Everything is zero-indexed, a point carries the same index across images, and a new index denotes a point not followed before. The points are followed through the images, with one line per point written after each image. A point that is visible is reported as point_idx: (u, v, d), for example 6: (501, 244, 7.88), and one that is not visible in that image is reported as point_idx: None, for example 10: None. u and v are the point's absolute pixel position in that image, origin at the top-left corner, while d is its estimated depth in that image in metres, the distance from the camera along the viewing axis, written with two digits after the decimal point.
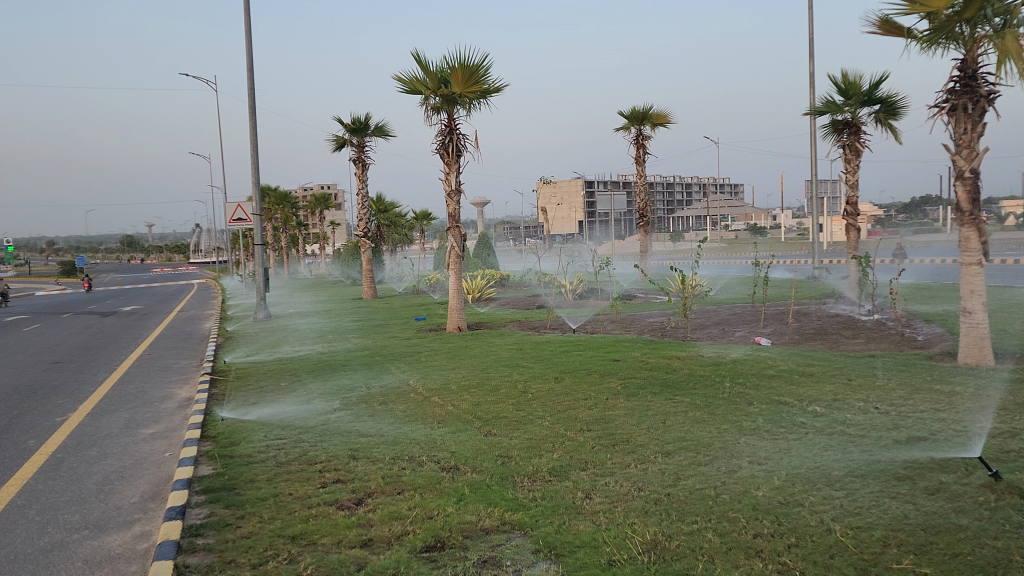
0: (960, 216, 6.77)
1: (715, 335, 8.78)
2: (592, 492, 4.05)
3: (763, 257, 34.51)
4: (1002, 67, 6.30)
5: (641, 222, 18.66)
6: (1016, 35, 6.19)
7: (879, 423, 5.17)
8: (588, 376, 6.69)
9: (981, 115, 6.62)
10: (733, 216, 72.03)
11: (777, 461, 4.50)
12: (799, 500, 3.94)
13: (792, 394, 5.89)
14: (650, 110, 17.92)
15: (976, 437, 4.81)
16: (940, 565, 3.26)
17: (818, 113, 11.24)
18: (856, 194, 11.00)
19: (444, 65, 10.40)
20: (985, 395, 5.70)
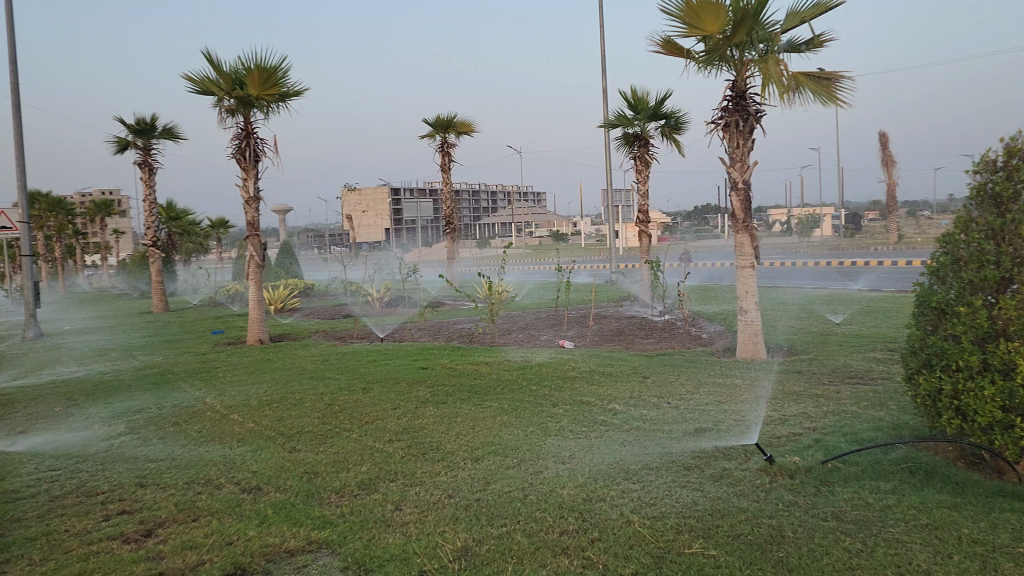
0: (735, 223, 7.41)
1: (521, 339, 9.02)
2: (402, 503, 4.00)
3: (565, 263, 35.95)
4: (766, 90, 6.98)
5: (448, 229, 18.80)
6: (777, 60, 6.89)
7: (670, 417, 5.53)
8: (397, 386, 6.63)
9: (750, 132, 7.28)
10: (536, 224, 74.55)
11: (580, 459, 4.68)
12: (601, 495, 4.12)
13: (593, 394, 6.16)
14: (454, 119, 18.09)
15: (753, 425, 5.28)
16: (724, 546, 3.53)
17: (611, 126, 11.87)
18: (647, 203, 11.73)
19: (238, 66, 9.92)
20: (759, 386, 6.28)
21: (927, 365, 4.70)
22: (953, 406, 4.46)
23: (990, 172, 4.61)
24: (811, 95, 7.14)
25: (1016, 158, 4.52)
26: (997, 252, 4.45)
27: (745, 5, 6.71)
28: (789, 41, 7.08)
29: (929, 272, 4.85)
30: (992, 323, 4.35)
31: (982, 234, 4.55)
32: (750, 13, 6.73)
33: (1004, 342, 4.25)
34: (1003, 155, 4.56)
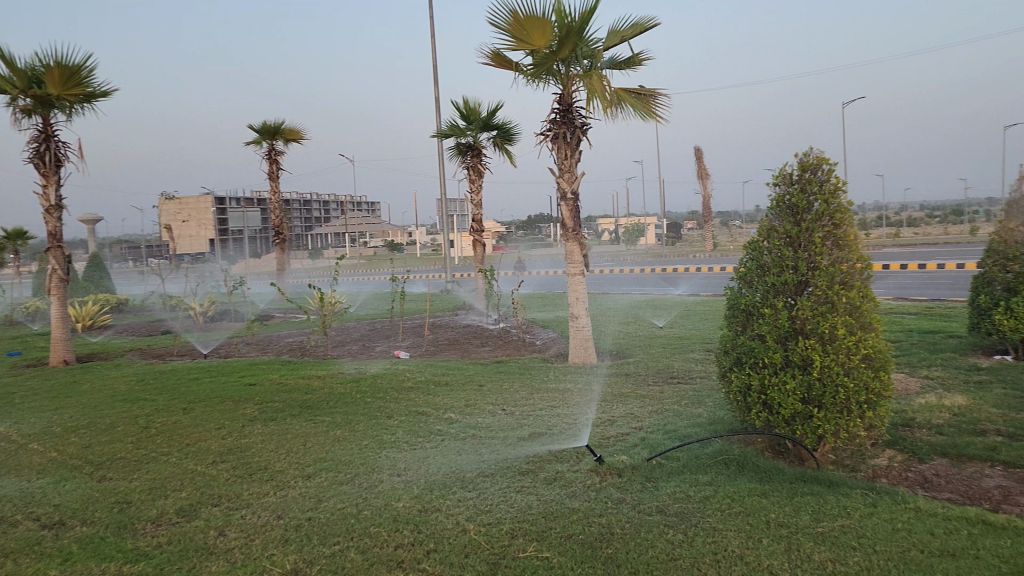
0: (565, 232, 7.65)
1: (355, 351, 8.84)
2: (227, 528, 3.79)
3: (399, 273, 35.71)
4: (590, 104, 7.27)
5: (277, 239, 18.14)
6: (600, 76, 7.19)
7: (505, 423, 5.61)
8: (222, 404, 6.29)
9: (577, 143, 7.55)
10: (371, 234, 73.56)
11: (415, 471, 4.64)
12: (436, 506, 4.10)
13: (428, 405, 6.12)
14: (282, 125, 17.49)
15: (584, 428, 5.45)
16: (557, 547, 3.61)
17: (443, 136, 11.91)
18: (481, 213, 11.86)
19: (35, 62, 9.08)
20: (590, 390, 6.50)
21: (738, 364, 5.05)
22: (761, 400, 4.85)
23: (788, 185, 5.04)
24: (631, 110, 7.50)
25: (809, 172, 4.98)
26: (794, 258, 4.87)
27: (569, 22, 6.96)
28: (611, 58, 7.41)
29: (738, 276, 5.18)
30: (792, 323, 4.76)
31: (782, 241, 4.96)
32: (574, 29, 6.98)
33: (802, 340, 4.68)
34: (797, 169, 5.01)
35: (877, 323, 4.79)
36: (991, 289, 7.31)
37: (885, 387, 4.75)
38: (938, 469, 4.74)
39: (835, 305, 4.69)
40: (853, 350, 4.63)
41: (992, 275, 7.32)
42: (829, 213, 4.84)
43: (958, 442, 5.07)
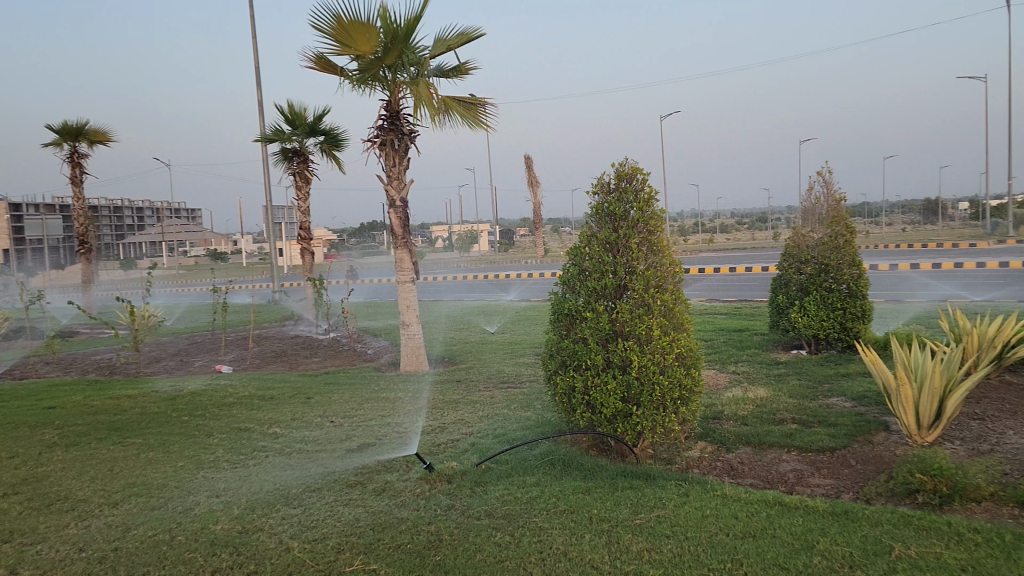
0: (394, 240, 7.60)
1: (172, 367, 8.33)
2: (19, 567, 3.45)
3: (221, 284, 33.99)
4: (417, 112, 7.27)
5: (83, 248, 16.76)
6: (427, 84, 7.22)
7: (333, 436, 5.48)
8: (17, 431, 5.72)
9: (405, 151, 7.53)
10: (193, 242, 69.69)
11: (236, 490, 4.43)
12: (258, 526, 3.94)
13: (252, 420, 5.88)
14: (86, 126, 16.18)
15: (413, 436, 5.43)
16: (384, 558, 3.57)
17: (267, 140, 11.50)
18: (308, 220, 11.55)
19: None
20: (421, 398, 6.48)
21: (563, 366, 5.20)
22: (584, 400, 5.02)
23: (606, 193, 5.26)
24: (459, 118, 7.58)
25: (625, 181, 5.23)
26: (614, 263, 5.09)
27: (395, 27, 6.93)
28: (438, 66, 7.45)
29: (562, 282, 5.33)
30: (613, 325, 4.98)
31: (602, 247, 5.16)
32: (400, 35, 6.97)
33: (621, 341, 4.91)
34: (614, 178, 5.25)
35: (688, 323, 5.13)
36: (788, 289, 8.00)
37: (696, 383, 5.09)
38: (743, 457, 5.13)
39: (651, 307, 4.96)
40: (667, 349, 4.93)
41: (788, 276, 8.01)
42: (644, 220, 5.12)
43: (759, 431, 5.52)
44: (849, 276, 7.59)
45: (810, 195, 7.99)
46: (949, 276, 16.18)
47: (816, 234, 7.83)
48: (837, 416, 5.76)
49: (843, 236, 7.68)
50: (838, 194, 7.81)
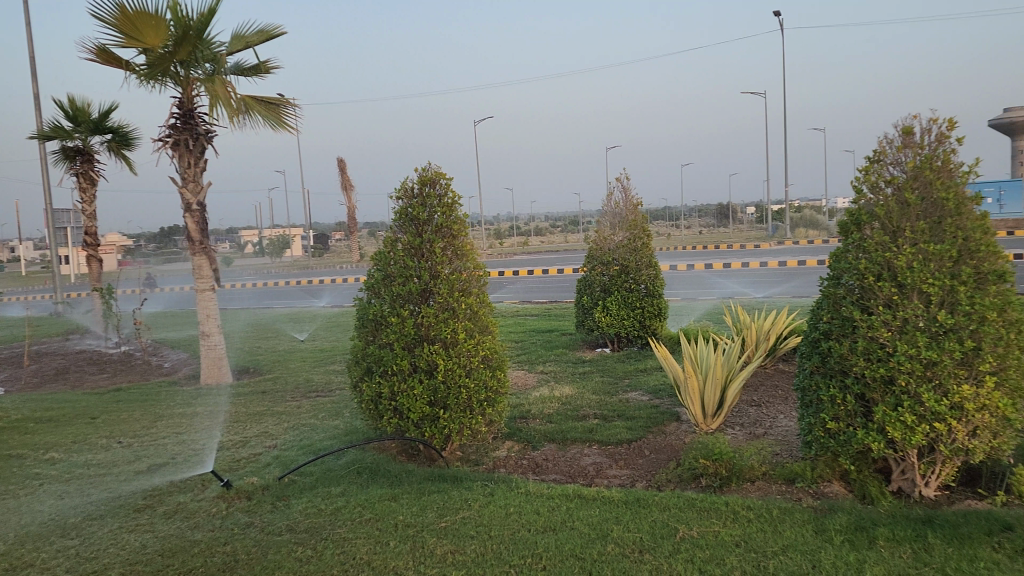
0: (191, 245, 7.18)
1: None
2: None
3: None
4: (214, 110, 6.92)
5: None
6: (223, 82, 6.89)
7: (121, 457, 5.09)
8: None
9: (201, 151, 7.15)
10: None
11: (2, 525, 4.00)
12: (28, 562, 3.58)
13: (25, 446, 5.33)
14: None
15: (211, 453, 5.15)
16: None
17: (45, 138, 10.50)
18: (95, 225, 10.65)
19: None
20: (221, 412, 6.17)
21: (368, 373, 5.13)
22: (391, 406, 4.98)
23: (409, 198, 5.24)
24: (260, 118, 7.29)
25: (428, 186, 5.25)
26: (418, 268, 5.10)
27: (186, 22, 6.57)
28: (235, 64, 7.13)
29: (366, 287, 5.25)
30: (418, 330, 4.99)
31: (406, 252, 5.15)
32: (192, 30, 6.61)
33: (427, 346, 4.94)
34: (417, 183, 5.25)
35: (492, 325, 5.27)
36: (592, 290, 8.33)
37: (501, 384, 5.22)
38: (548, 454, 5.30)
39: (456, 311, 5.04)
40: (473, 352, 5.03)
41: (592, 278, 8.35)
42: (448, 224, 5.18)
43: (563, 428, 5.73)
44: (647, 277, 8.08)
45: (609, 200, 8.41)
46: (735, 275, 17.71)
47: (616, 237, 8.24)
48: (635, 409, 6.10)
49: (641, 238, 8.16)
50: (635, 199, 8.28)
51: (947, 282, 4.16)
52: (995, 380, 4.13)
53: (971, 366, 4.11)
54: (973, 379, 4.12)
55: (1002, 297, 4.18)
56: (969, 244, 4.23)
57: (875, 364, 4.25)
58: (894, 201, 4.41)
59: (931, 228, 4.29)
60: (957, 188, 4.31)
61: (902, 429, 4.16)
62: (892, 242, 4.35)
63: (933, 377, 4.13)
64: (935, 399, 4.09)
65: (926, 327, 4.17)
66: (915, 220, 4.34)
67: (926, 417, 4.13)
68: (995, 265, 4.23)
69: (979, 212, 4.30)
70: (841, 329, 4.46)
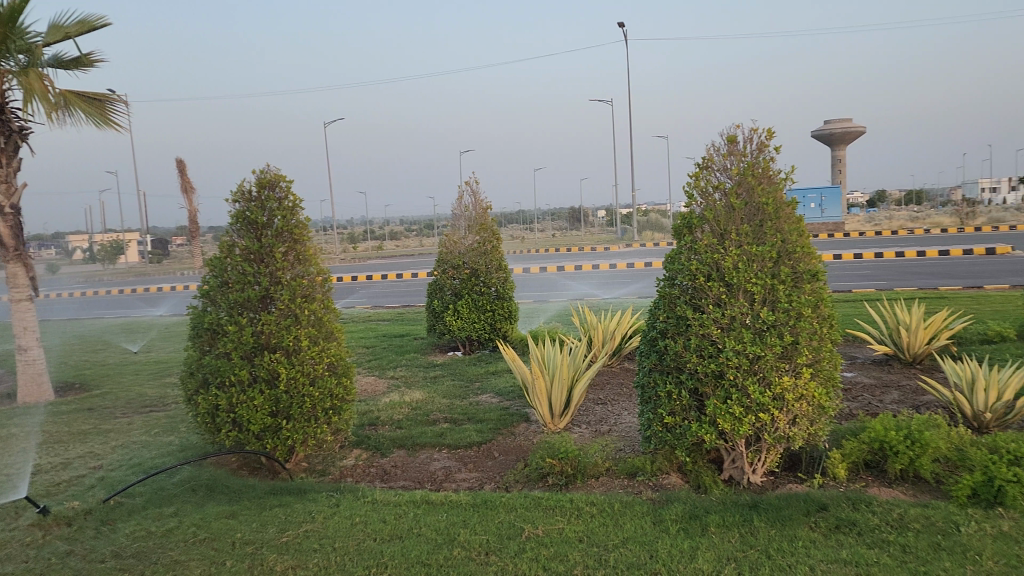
0: (3, 252, 6.58)
1: None
2: None
3: None
4: (28, 106, 6.37)
5: None
6: (40, 74, 6.36)
7: None
8: None
9: (14, 150, 6.57)
10: None
11: None
12: None
13: None
14: None
15: (25, 478, 4.73)
16: None
17: None
18: None
19: None
20: (38, 432, 5.67)
21: (204, 385, 4.86)
22: (230, 419, 4.75)
23: (247, 201, 5.02)
24: (82, 115, 6.79)
25: (267, 189, 5.06)
26: (257, 274, 4.89)
27: None
28: (53, 56, 6.60)
29: (200, 294, 4.97)
30: (258, 338, 4.78)
31: (244, 257, 4.92)
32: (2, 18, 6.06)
33: (268, 355, 4.75)
34: (255, 186, 5.04)
35: (338, 332, 5.14)
36: (442, 295, 8.30)
37: (347, 392, 5.11)
38: (396, 460, 5.24)
39: (299, 318, 4.88)
40: (317, 359, 4.90)
41: (442, 282, 8.33)
42: (288, 228, 5.01)
43: (412, 434, 5.68)
44: (496, 280, 8.17)
45: (459, 204, 8.44)
46: (585, 277, 18.27)
47: (466, 241, 8.27)
48: (485, 412, 6.13)
49: (491, 242, 8.24)
50: (484, 203, 8.36)
51: (769, 281, 4.46)
52: (811, 372, 4.49)
53: (790, 359, 4.44)
54: (792, 371, 4.45)
55: (816, 295, 4.54)
56: (787, 245, 4.56)
57: (707, 360, 4.48)
58: (721, 205, 4.66)
59: (754, 230, 4.59)
60: (776, 194, 4.63)
61: (731, 420, 4.41)
62: (720, 244, 4.59)
63: (758, 371, 4.42)
64: (759, 391, 4.38)
65: (752, 324, 4.44)
66: (739, 222, 4.61)
67: (752, 408, 4.40)
68: (810, 265, 4.58)
69: (796, 214, 4.63)
70: (676, 327, 4.66)
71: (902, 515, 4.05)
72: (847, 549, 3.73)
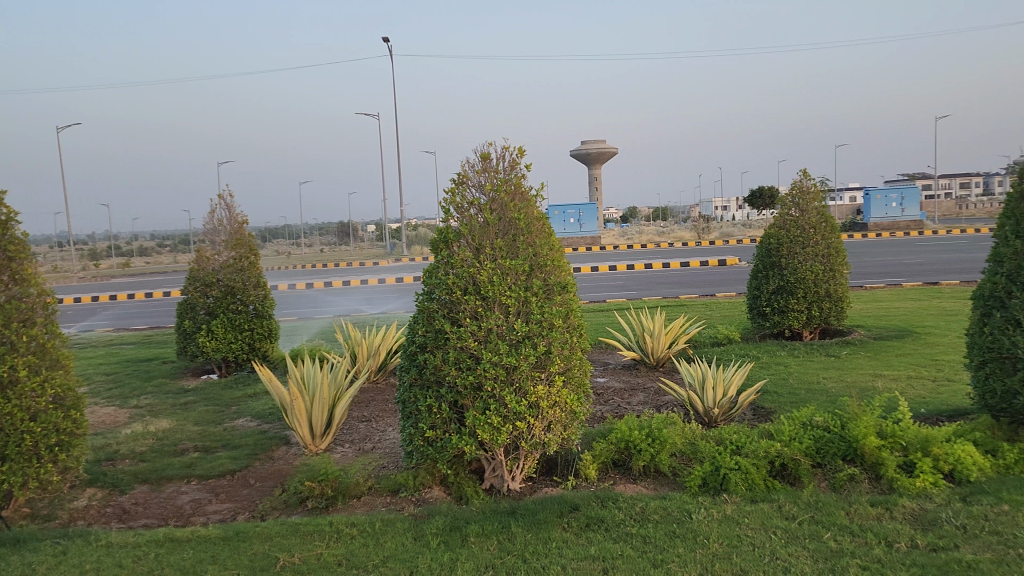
0: None
1: None
2: None
3: None
4: None
5: None
6: None
7: None
8: None
9: None
10: None
11: None
12: None
13: None
14: None
15: None
16: None
17: None
18: None
19: None
20: None
21: None
22: None
23: None
24: None
25: None
26: None
27: None
28: None
29: None
30: None
31: None
32: None
33: None
34: None
35: (65, 359, 4.61)
36: (193, 314, 7.76)
37: (77, 425, 4.60)
38: (138, 497, 4.80)
39: (16, 345, 4.32)
40: (39, 391, 4.37)
41: (193, 300, 7.78)
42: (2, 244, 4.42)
43: (157, 466, 5.24)
44: (255, 297, 7.81)
45: (211, 218, 7.95)
46: (354, 292, 18.01)
47: (220, 257, 7.81)
48: (241, 437, 5.80)
49: (247, 258, 7.87)
50: (240, 218, 7.96)
51: (522, 294, 4.64)
52: (563, 380, 4.73)
53: (544, 367, 4.65)
54: (546, 379, 4.66)
55: (566, 306, 4.79)
56: (538, 258, 4.77)
57: (465, 373, 4.55)
58: (476, 220, 4.76)
59: (507, 244, 4.74)
60: (527, 209, 4.82)
61: (490, 430, 4.52)
62: (476, 258, 4.69)
63: (514, 381, 4.57)
64: (516, 400, 4.53)
65: (507, 335, 4.58)
66: (494, 237, 4.74)
67: (509, 417, 4.55)
68: (560, 278, 4.83)
69: (545, 229, 4.86)
70: (434, 341, 4.67)
71: (643, 508, 4.37)
72: (595, 545, 3.95)
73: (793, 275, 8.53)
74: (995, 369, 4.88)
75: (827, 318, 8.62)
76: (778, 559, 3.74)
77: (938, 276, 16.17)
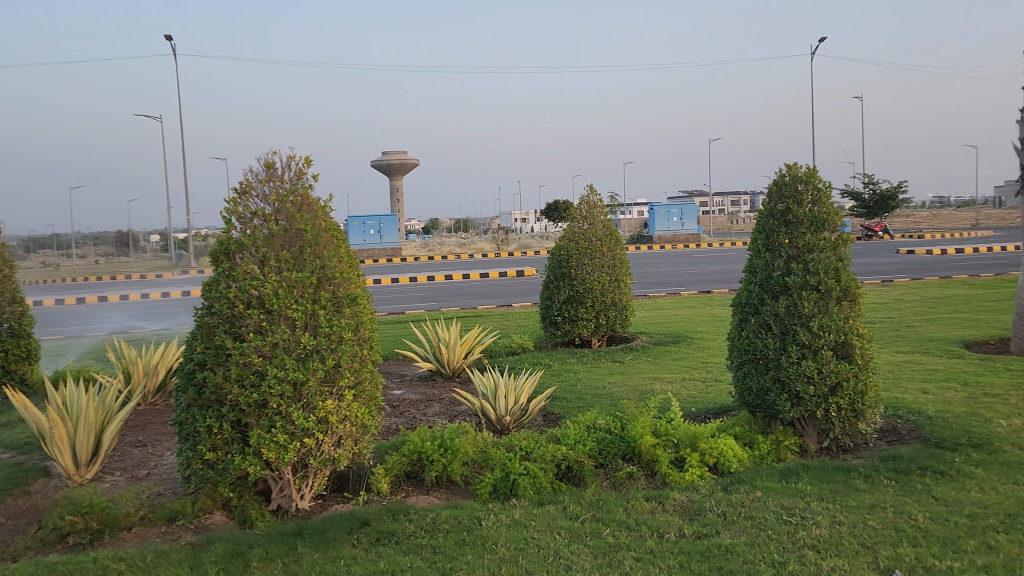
0: None
1: None
2: None
3: None
4: None
5: None
6: None
7: None
8: None
9: None
10: None
11: None
12: None
13: None
14: None
15: None
16: None
17: None
18: None
19: None
20: None
21: None
22: None
23: None
24: None
25: None
26: None
27: None
28: None
29: None
30: None
31: None
32: None
33: None
34: None
35: None
36: None
37: None
38: None
39: None
40: None
41: None
42: None
43: None
44: (9, 314, 7.03)
45: None
46: (134, 306, 16.76)
47: None
48: None
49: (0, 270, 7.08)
50: None
51: (309, 307, 4.52)
52: (353, 394, 4.66)
53: (333, 382, 4.56)
54: (335, 394, 4.57)
55: (355, 318, 4.72)
56: (326, 270, 4.66)
57: (248, 390, 4.35)
58: (260, 232, 4.56)
59: (294, 257, 4.59)
60: (315, 221, 4.70)
61: (276, 449, 4.36)
62: (260, 271, 4.51)
63: (301, 397, 4.44)
64: (303, 417, 4.41)
65: (294, 350, 4.45)
66: (279, 249, 4.58)
67: (296, 435, 4.41)
68: (349, 290, 4.75)
69: (334, 240, 4.77)
70: (215, 358, 4.42)
71: (434, 519, 4.39)
72: (384, 559, 3.92)
73: (582, 285, 8.98)
74: (751, 368, 5.40)
75: (613, 326, 9.15)
76: (561, 558, 3.90)
77: (711, 284, 17.70)
